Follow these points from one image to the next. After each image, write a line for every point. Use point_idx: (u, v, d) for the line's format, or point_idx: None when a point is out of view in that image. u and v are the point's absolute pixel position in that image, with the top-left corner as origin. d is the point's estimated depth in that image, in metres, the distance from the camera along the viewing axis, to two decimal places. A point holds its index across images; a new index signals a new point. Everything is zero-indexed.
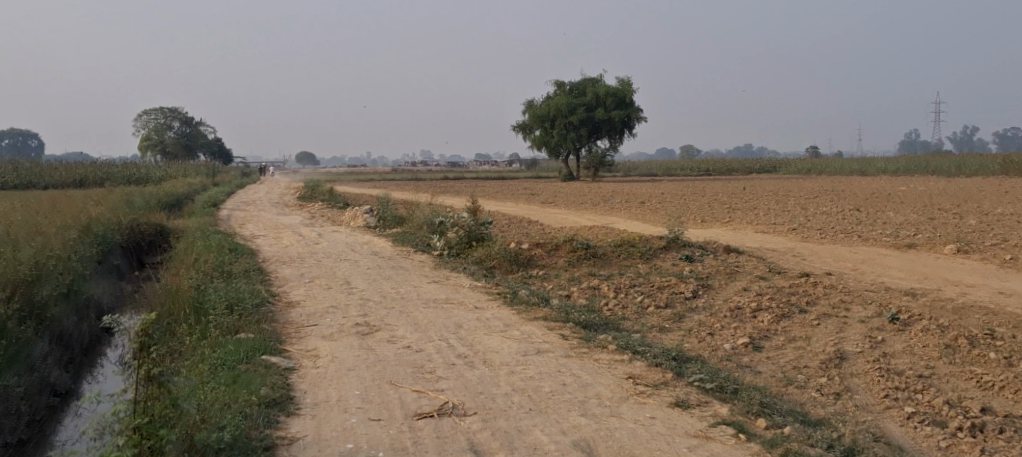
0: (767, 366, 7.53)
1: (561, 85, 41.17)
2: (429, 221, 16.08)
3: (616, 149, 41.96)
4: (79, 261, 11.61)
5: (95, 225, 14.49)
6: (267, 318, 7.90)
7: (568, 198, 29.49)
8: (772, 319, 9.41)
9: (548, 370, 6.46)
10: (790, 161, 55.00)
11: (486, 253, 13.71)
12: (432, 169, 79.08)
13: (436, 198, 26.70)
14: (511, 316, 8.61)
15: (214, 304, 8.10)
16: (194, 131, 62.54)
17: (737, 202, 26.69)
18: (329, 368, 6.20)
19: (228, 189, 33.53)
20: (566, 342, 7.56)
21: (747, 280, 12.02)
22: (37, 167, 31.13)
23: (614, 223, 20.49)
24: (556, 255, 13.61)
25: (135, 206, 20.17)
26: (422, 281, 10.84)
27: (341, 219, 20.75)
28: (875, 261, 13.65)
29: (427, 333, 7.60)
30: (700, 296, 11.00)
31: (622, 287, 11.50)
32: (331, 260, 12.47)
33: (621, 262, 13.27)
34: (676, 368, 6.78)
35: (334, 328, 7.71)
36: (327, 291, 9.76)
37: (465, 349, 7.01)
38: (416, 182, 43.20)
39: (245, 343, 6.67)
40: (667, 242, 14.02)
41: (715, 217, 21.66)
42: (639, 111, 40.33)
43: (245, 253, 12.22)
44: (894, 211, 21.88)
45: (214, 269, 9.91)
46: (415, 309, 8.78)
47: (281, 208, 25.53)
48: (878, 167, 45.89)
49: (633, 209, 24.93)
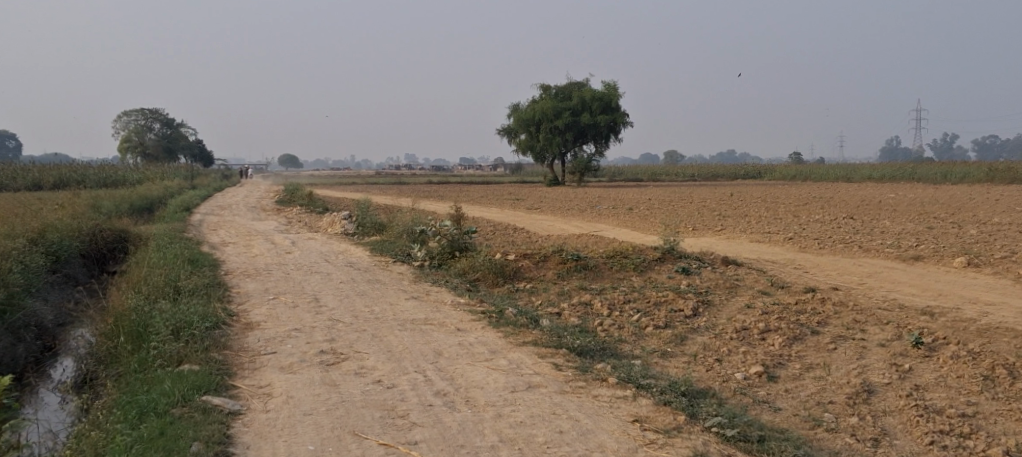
0: (788, 401, 6.64)
1: (546, 89, 40.37)
2: (409, 229, 15.13)
3: (602, 154, 41.14)
4: (22, 273, 10.61)
5: (50, 232, 13.45)
6: (218, 346, 7.01)
7: (555, 204, 28.62)
8: (783, 342, 8.50)
9: (542, 411, 5.55)
10: (774, 167, 54.42)
11: (469, 264, 12.77)
12: (416, 175, 78.20)
13: (418, 203, 25.75)
14: (497, 341, 7.68)
15: (158, 328, 7.19)
16: (175, 133, 61.21)
17: (728, 209, 25.94)
18: (282, 413, 5.32)
19: (205, 192, 32.53)
20: (560, 373, 6.63)
21: (748, 295, 11.17)
22: (8, 170, 29.95)
23: (604, 230, 19.61)
24: (544, 267, 12.70)
25: (102, 211, 19.07)
26: (399, 297, 9.89)
27: (318, 225, 19.76)
28: (883, 275, 12.80)
29: (402, 363, 6.66)
30: (701, 314, 10.14)
31: (616, 305, 10.61)
32: (300, 271, 11.48)
33: (614, 275, 12.39)
34: (688, 408, 5.86)
35: (295, 357, 6.78)
36: (292, 309, 8.81)
37: (444, 383, 6.07)
38: (398, 187, 42.26)
39: (185, 379, 5.81)
40: (661, 254, 13.17)
41: (707, 225, 20.84)
42: (625, 115, 39.50)
43: (207, 265, 11.23)
44: (889, 219, 21.13)
45: (164, 284, 8.98)
46: (389, 332, 7.84)
47: (258, 213, 24.50)
48: (864, 174, 45.22)
49: (621, 216, 24.04)
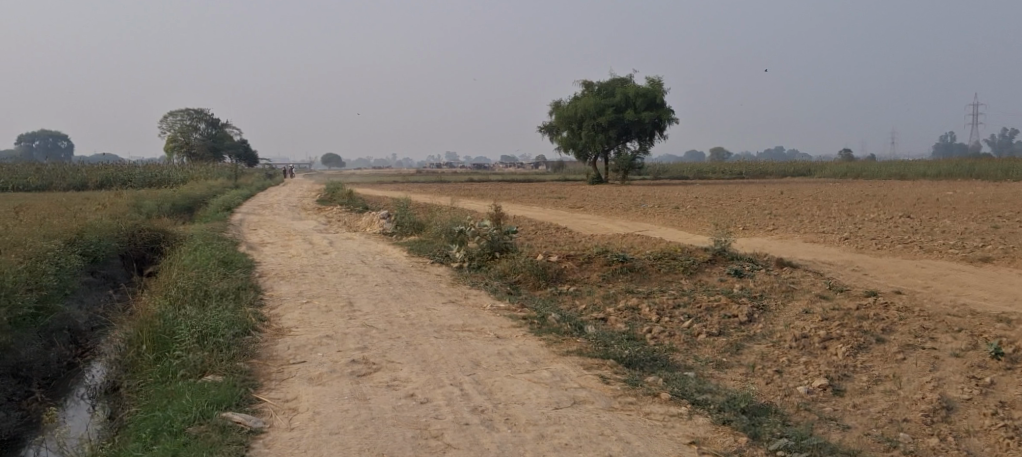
0: (859, 418, 6.00)
1: (589, 86, 39.81)
2: (449, 229, 14.75)
3: (646, 151, 40.40)
4: (57, 274, 10.46)
5: (89, 232, 13.31)
6: (245, 354, 6.68)
7: (597, 202, 28.11)
8: (847, 352, 7.83)
9: (588, 432, 5.07)
10: (824, 165, 53.06)
11: (510, 266, 12.33)
12: (458, 174, 78.05)
13: (459, 202, 25.42)
14: (539, 350, 7.20)
15: (183, 336, 6.91)
16: (220, 133, 61.80)
17: (778, 207, 25.11)
18: (307, 431, 4.93)
19: (248, 191, 32.57)
20: (607, 388, 6.11)
21: (805, 300, 10.58)
22: (58, 170, 30.39)
23: (649, 230, 19.03)
24: (587, 269, 12.24)
25: (144, 210, 19.04)
26: (436, 302, 9.48)
27: (357, 224, 19.50)
28: (949, 277, 12.06)
29: (437, 374, 6.22)
30: (756, 320, 9.66)
31: (665, 310, 10.10)
32: (336, 273, 11.14)
33: (661, 278, 11.87)
34: (750, 428, 5.31)
35: (324, 367, 6.39)
36: (325, 314, 8.43)
37: (482, 399, 5.61)
38: (440, 186, 42.05)
39: (206, 392, 5.48)
40: (711, 255, 12.63)
41: (757, 225, 20.15)
42: (670, 112, 38.70)
43: (242, 267, 10.95)
44: (950, 218, 20.14)
45: (194, 288, 8.71)
46: (425, 340, 7.40)
47: (298, 212, 24.34)
48: (918, 171, 43.77)
49: (666, 214, 23.42)
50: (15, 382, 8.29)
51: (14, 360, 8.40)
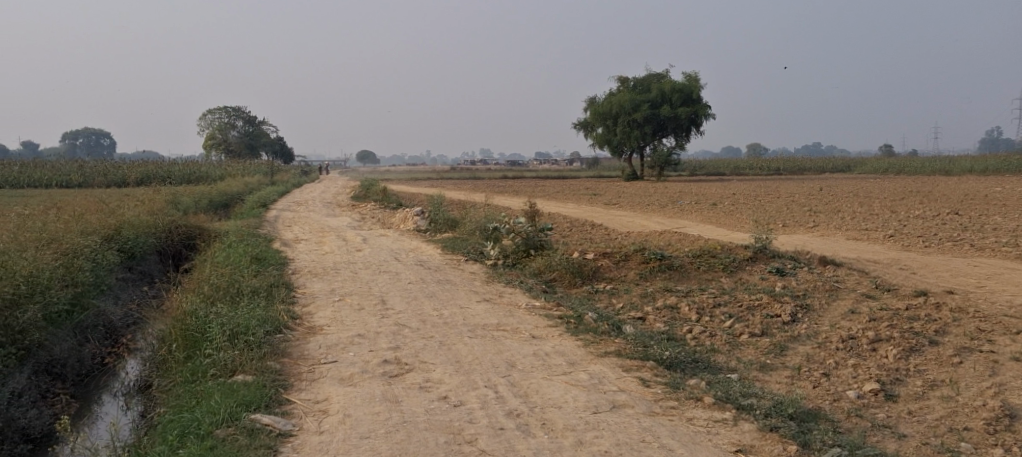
0: (915, 426, 5.69)
1: (624, 81, 39.43)
2: (483, 226, 14.59)
3: (682, 147, 39.90)
4: (93, 269, 10.46)
5: (126, 228, 13.35)
6: (276, 353, 6.55)
7: (633, 199, 27.76)
8: (899, 354, 7.50)
9: (629, 439, 4.85)
10: (865, 162, 52.04)
11: (545, 263, 12.12)
12: (493, 170, 77.90)
13: (494, 199, 25.26)
14: (577, 351, 6.98)
15: (214, 334, 6.79)
16: (257, 131, 62.01)
17: (818, 204, 24.59)
18: (337, 435, 4.77)
19: (284, 188, 32.70)
20: (648, 391, 5.86)
21: (851, 299, 10.23)
22: (100, 167, 30.82)
23: (687, 227, 18.70)
24: (624, 267, 11.99)
25: (181, 207, 19.15)
26: (471, 300, 9.30)
27: (391, 221, 19.42)
28: (1002, 276, 11.59)
29: (471, 376, 6.03)
30: (800, 320, 9.35)
31: (705, 310, 9.81)
32: (369, 271, 11.01)
33: (700, 276, 11.59)
34: (801, 435, 5.05)
35: (356, 368, 6.23)
36: (357, 313, 8.29)
37: (518, 402, 5.41)
38: (474, 182, 41.93)
39: (235, 393, 5.35)
40: (752, 253, 12.31)
41: (797, 222, 19.70)
42: (707, 108, 38.17)
43: (275, 263, 10.87)
44: (999, 215, 19.50)
45: (227, 285, 8.62)
46: (459, 340, 7.22)
47: (333, 209, 24.35)
48: (963, 167, 42.68)
49: (704, 211, 23.03)
50: (48, 379, 8.22)
51: (48, 356, 8.33)
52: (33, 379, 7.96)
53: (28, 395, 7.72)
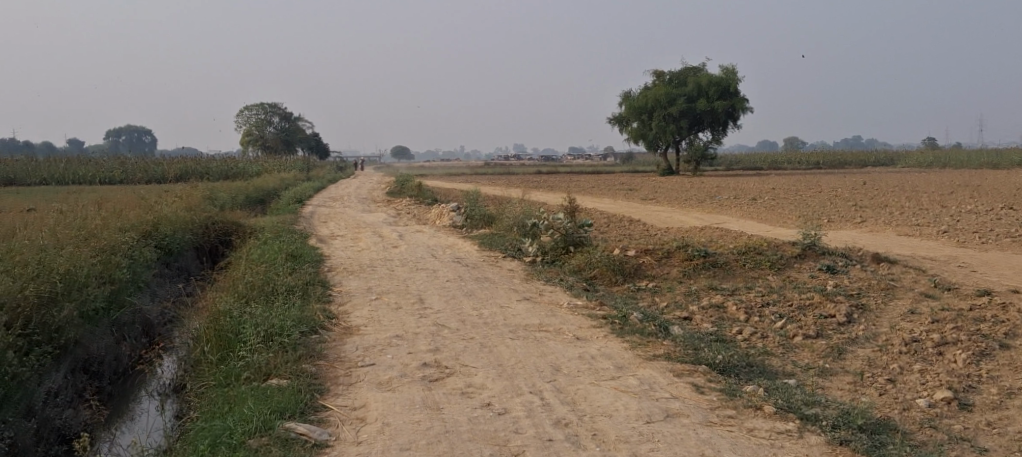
0: (995, 438, 5.28)
1: (659, 75, 38.80)
2: (521, 223, 14.31)
3: (719, 141, 39.23)
4: (130, 265, 10.28)
5: (164, 224, 13.24)
6: (312, 355, 6.31)
7: (671, 194, 27.30)
8: (968, 359, 7.05)
9: (688, 453, 4.54)
10: (908, 155, 50.84)
11: (585, 260, 11.79)
12: (527, 166, 77.59)
13: (529, 194, 24.95)
14: (624, 354, 6.64)
15: (248, 336, 6.57)
16: (293, 127, 62.43)
17: (863, 199, 23.93)
18: (375, 446, 4.51)
19: (320, 184, 32.72)
20: (703, 398, 5.52)
21: (909, 299, 9.76)
22: (141, 163, 31.08)
23: (728, 223, 18.26)
24: (667, 264, 11.62)
25: (218, 203, 19.10)
26: (511, 299, 9.01)
27: (427, 216, 19.22)
28: None
29: (515, 381, 5.72)
30: (855, 321, 8.92)
31: (754, 309, 9.41)
32: (406, 268, 10.77)
33: (746, 274, 11.18)
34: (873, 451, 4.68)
35: (394, 371, 5.96)
36: (394, 312, 8.04)
37: (565, 410, 5.11)
38: (509, 177, 41.66)
39: (269, 399, 5.10)
40: (801, 250, 11.86)
41: (843, 217, 19.11)
42: (744, 101, 37.45)
43: (312, 260, 10.67)
44: None
45: (261, 284, 8.41)
46: (500, 342, 6.92)
47: (368, 204, 24.23)
48: (1013, 160, 41.40)
49: (744, 207, 22.50)
50: (86, 378, 7.97)
51: (85, 354, 8.05)
52: (70, 378, 7.66)
53: (64, 395, 7.43)
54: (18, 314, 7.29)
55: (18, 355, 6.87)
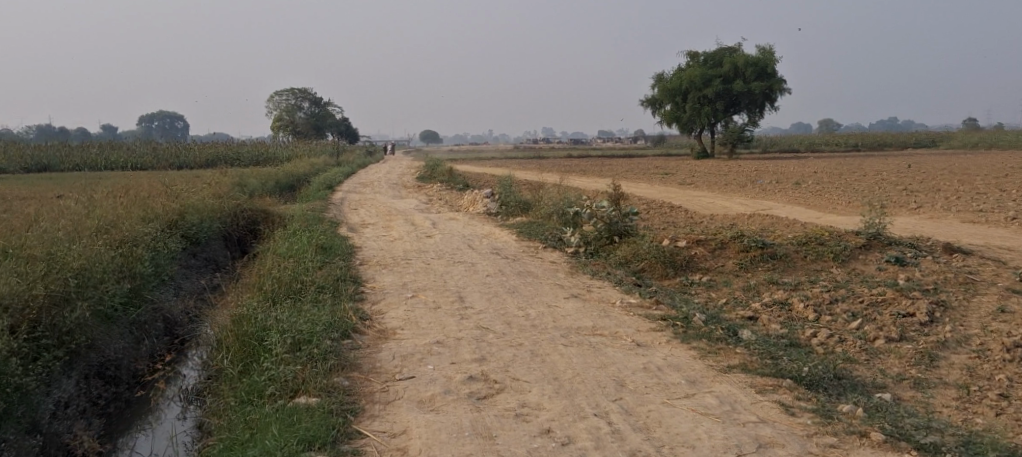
0: None
1: (694, 56, 37.60)
2: (561, 211, 13.50)
3: (755, 124, 38.05)
4: (152, 259, 9.66)
5: (191, 213, 12.63)
6: (346, 366, 5.64)
7: (709, 178, 26.29)
8: None
9: None
10: (951, 136, 49.27)
11: (632, 252, 10.98)
12: (556, 149, 76.65)
13: (563, 179, 24.14)
14: (697, 365, 5.88)
15: (273, 344, 5.91)
16: (323, 111, 62.11)
17: (912, 182, 22.84)
18: None
19: (350, 169, 32.04)
20: (798, 423, 4.77)
21: (994, 295, 8.87)
22: (171, 149, 30.64)
23: (774, 209, 17.33)
24: (721, 256, 10.77)
25: (247, 188, 18.48)
26: (559, 297, 8.25)
27: (459, 202, 18.48)
28: None
29: (575, 400, 4.99)
30: (939, 320, 8.05)
31: (823, 307, 8.58)
32: (442, 261, 10.04)
33: (809, 267, 10.31)
34: None
35: (438, 386, 5.26)
36: (433, 312, 7.33)
37: (639, 441, 4.41)
38: (541, 162, 40.76)
39: (295, 425, 4.44)
40: (866, 240, 10.94)
41: (897, 202, 18.08)
42: (782, 82, 36.23)
43: (342, 253, 9.98)
44: None
45: (289, 282, 7.74)
46: (554, 349, 6.19)
47: (399, 190, 23.55)
48: None
49: (789, 191, 21.50)
50: (101, 384, 7.36)
51: (100, 358, 7.44)
52: (82, 384, 7.05)
53: (76, 404, 6.84)
54: (25, 316, 6.67)
55: (23, 363, 6.27)
